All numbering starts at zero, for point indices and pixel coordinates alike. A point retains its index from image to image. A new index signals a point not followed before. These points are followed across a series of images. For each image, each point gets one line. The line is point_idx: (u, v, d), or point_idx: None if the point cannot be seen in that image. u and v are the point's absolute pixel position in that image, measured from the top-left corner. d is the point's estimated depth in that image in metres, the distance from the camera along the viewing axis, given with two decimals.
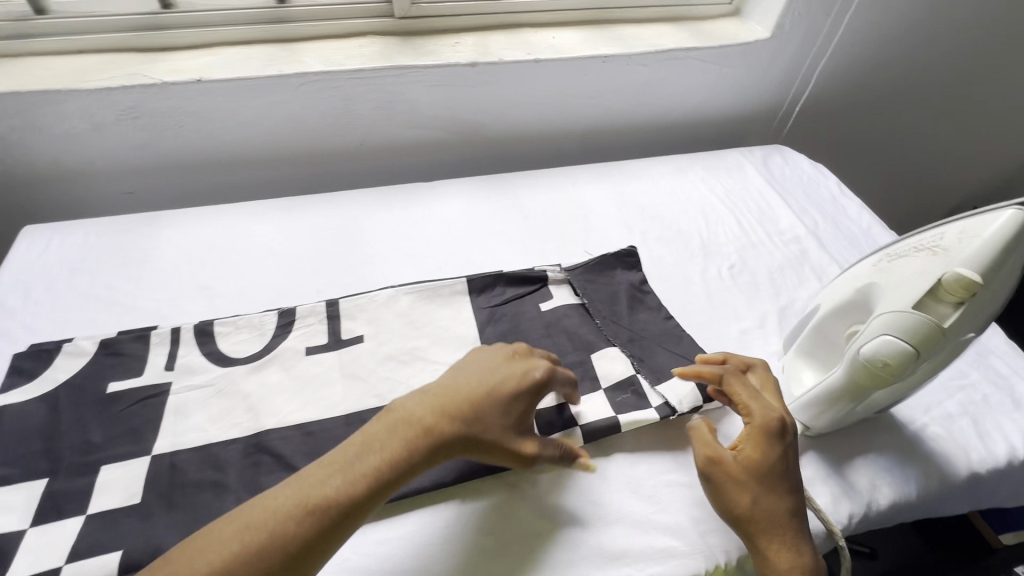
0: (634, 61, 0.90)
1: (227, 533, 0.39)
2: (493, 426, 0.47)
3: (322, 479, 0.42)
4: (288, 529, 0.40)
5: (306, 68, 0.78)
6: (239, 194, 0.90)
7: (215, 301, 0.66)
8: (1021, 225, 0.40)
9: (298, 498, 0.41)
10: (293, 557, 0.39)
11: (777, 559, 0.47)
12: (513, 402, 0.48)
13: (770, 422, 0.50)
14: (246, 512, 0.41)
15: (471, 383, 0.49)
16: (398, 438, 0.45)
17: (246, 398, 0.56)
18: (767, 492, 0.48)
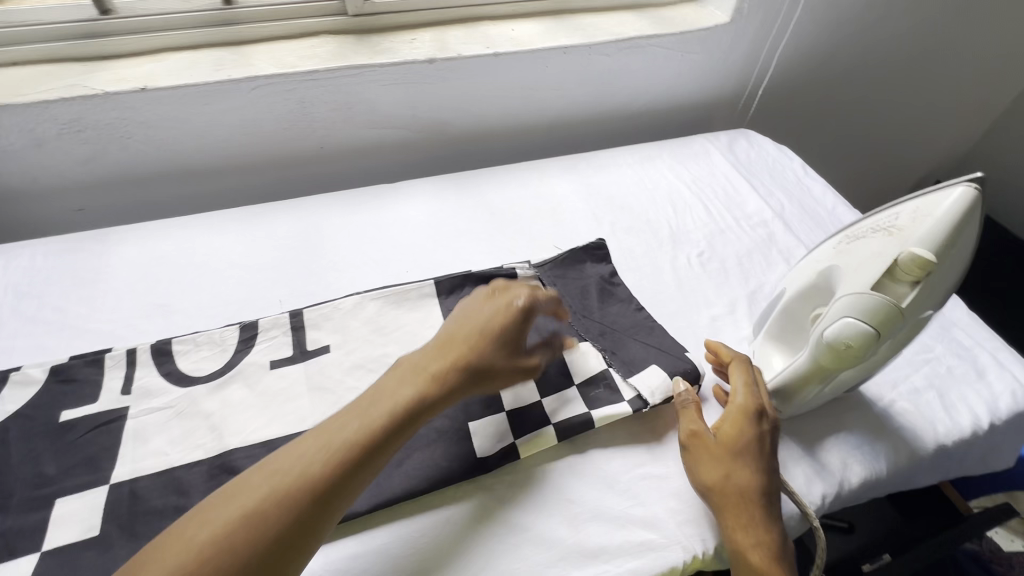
0: (595, 50, 0.89)
1: (251, 487, 0.40)
2: (496, 354, 0.51)
3: (342, 423, 0.44)
4: (318, 470, 0.41)
5: (257, 71, 0.75)
6: (197, 204, 0.87)
7: (174, 319, 0.63)
8: (971, 201, 0.40)
9: (324, 443, 0.42)
10: (327, 496, 0.41)
11: (744, 535, 0.47)
12: (508, 329, 0.52)
13: (749, 406, 0.52)
14: (266, 466, 0.41)
15: (466, 322, 0.52)
16: (410, 378, 0.48)
17: (209, 418, 0.54)
18: (741, 470, 0.49)
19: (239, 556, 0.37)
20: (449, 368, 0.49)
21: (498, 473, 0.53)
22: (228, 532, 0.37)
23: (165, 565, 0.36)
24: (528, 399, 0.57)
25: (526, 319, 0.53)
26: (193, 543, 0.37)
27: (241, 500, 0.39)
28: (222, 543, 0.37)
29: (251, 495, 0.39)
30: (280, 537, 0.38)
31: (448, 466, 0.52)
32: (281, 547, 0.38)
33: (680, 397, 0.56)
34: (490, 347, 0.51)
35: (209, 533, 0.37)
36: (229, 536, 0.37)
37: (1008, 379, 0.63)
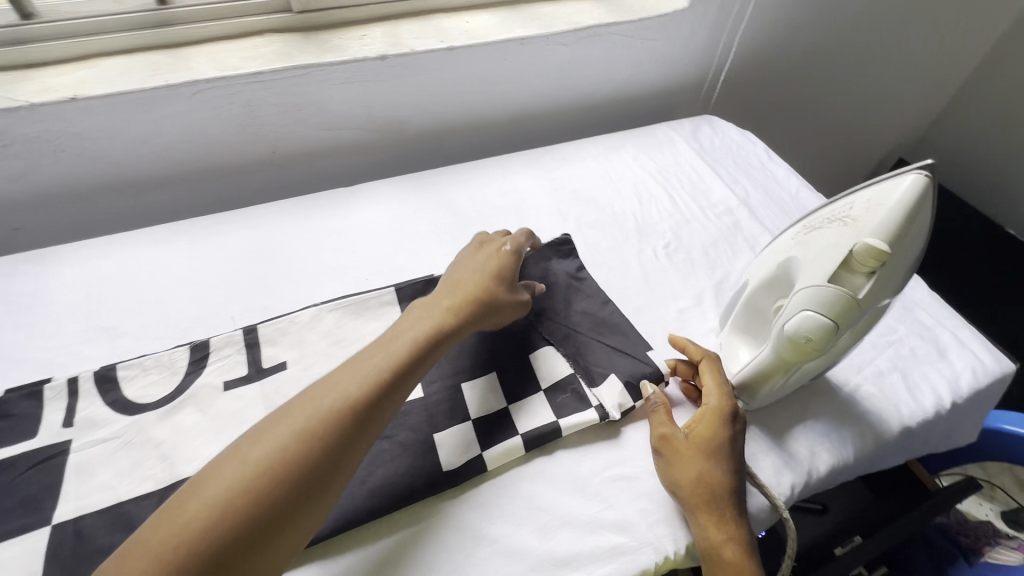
0: (553, 41, 0.87)
1: (290, 418, 0.43)
2: (498, 290, 0.57)
3: (369, 356, 0.49)
4: (354, 395, 0.45)
5: (197, 75, 0.71)
6: (145, 217, 0.82)
7: (119, 343, 0.60)
8: (923, 189, 0.40)
9: (355, 374, 0.46)
10: (363, 418, 0.44)
11: (716, 533, 0.48)
12: (505, 271, 0.59)
13: (721, 407, 0.52)
14: (302, 399, 0.44)
15: (465, 270, 0.59)
16: (426, 315, 0.53)
17: (158, 446, 0.52)
18: (713, 469, 0.49)
19: (288, 478, 0.40)
20: (460, 303, 0.54)
21: (466, 485, 0.52)
22: (273, 459, 0.40)
23: (218, 491, 0.39)
24: (495, 407, 0.56)
25: (516, 263, 0.61)
26: (241, 470, 0.40)
27: (283, 429, 0.42)
28: (269, 469, 0.40)
29: (293, 423, 0.42)
30: (326, 456, 0.42)
31: (412, 482, 0.50)
32: (324, 468, 0.41)
33: (649, 402, 0.55)
34: (491, 285, 0.57)
35: (257, 460, 0.40)
36: (275, 463, 0.40)
37: (968, 356, 0.64)
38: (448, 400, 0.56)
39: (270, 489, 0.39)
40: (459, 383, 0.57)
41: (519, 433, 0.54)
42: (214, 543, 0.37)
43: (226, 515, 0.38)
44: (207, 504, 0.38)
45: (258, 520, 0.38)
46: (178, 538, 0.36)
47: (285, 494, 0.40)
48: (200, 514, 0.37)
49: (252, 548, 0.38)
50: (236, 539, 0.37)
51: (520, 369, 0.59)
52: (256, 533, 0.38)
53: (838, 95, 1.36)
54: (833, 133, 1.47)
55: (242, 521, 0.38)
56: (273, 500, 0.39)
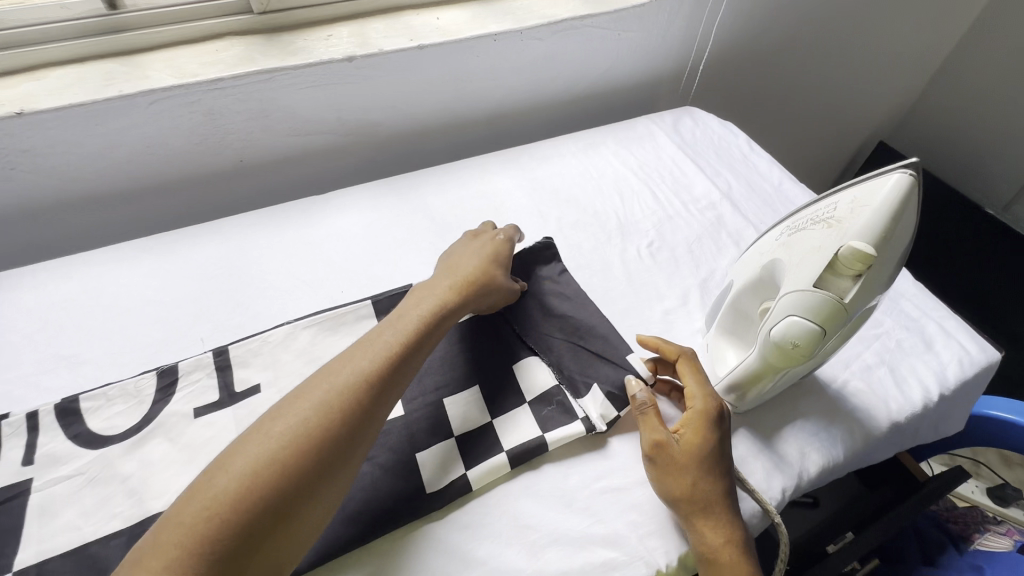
0: (527, 35, 0.84)
1: (308, 395, 0.44)
2: (496, 271, 0.60)
3: (379, 334, 0.51)
4: (369, 369, 0.47)
5: (153, 83, 0.68)
6: (109, 234, 0.79)
7: (83, 371, 0.57)
8: (908, 189, 0.38)
9: (367, 352, 0.48)
10: (378, 392, 0.46)
11: (715, 536, 0.47)
12: (500, 254, 0.62)
13: (709, 409, 0.50)
14: (318, 377, 0.46)
15: (463, 256, 0.62)
16: (430, 295, 0.56)
17: (126, 481, 0.49)
18: (706, 473, 0.49)
19: (310, 451, 0.41)
20: (461, 284, 0.57)
21: (451, 506, 0.50)
22: (294, 435, 0.42)
23: (244, 465, 0.40)
24: (479, 423, 0.54)
25: (509, 247, 0.64)
26: (265, 446, 0.41)
27: (303, 405, 0.44)
28: (292, 444, 0.41)
29: (312, 398, 0.44)
30: (346, 428, 0.43)
31: (395, 507, 0.48)
32: (343, 443, 0.43)
33: (638, 401, 0.52)
34: (489, 267, 0.60)
35: (281, 433, 0.42)
36: (296, 438, 0.41)
37: (955, 347, 0.64)
38: (430, 417, 0.54)
39: (294, 462, 0.40)
40: (441, 398, 0.55)
41: (505, 450, 0.52)
42: (245, 512, 0.38)
43: (255, 487, 0.39)
44: (235, 478, 0.39)
45: (286, 490, 0.40)
46: (210, 509, 0.38)
47: (309, 466, 0.41)
48: (229, 487, 0.39)
49: (281, 517, 0.39)
50: (266, 507, 0.39)
51: (504, 381, 0.57)
52: (283, 504, 0.39)
53: (818, 80, 1.35)
54: (814, 118, 1.46)
55: (270, 492, 0.39)
56: (298, 471, 0.40)
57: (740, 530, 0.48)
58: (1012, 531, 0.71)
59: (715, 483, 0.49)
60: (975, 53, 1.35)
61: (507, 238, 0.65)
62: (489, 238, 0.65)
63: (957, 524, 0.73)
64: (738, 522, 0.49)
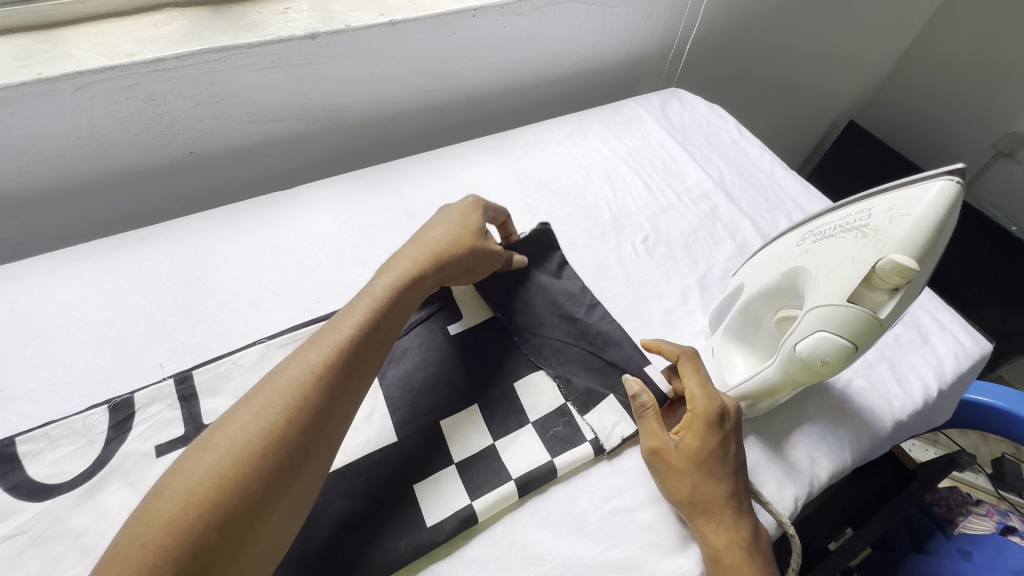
0: (509, 11, 0.77)
1: (253, 399, 0.39)
2: (464, 234, 0.55)
3: (335, 315, 0.46)
4: (319, 361, 0.41)
5: (78, 64, 0.58)
6: (40, 239, 0.69)
7: (17, 409, 0.49)
8: (952, 200, 0.37)
9: (316, 343, 0.43)
10: (330, 387, 0.41)
11: (717, 538, 0.45)
12: (469, 219, 0.56)
13: (710, 411, 0.48)
14: (265, 376, 0.40)
15: (427, 225, 0.57)
16: (391, 266, 0.51)
17: (80, 538, 0.42)
18: (707, 476, 0.46)
19: (256, 460, 0.36)
20: (424, 253, 0.52)
21: (454, 539, 0.46)
22: (236, 445, 0.36)
23: (182, 484, 0.34)
24: (481, 445, 0.50)
25: (480, 213, 0.57)
26: (205, 460, 0.35)
27: (246, 411, 0.38)
28: (232, 454, 0.35)
29: (256, 402, 0.38)
30: (298, 428, 0.38)
31: (394, 546, 0.44)
32: (296, 446, 0.37)
33: (639, 401, 0.50)
34: (455, 235, 0.54)
35: (222, 444, 0.36)
36: (240, 447, 0.36)
37: (951, 340, 0.64)
38: (425, 441, 0.49)
39: (237, 473, 0.35)
40: (437, 421, 0.51)
41: (513, 476, 0.48)
42: (182, 534, 0.32)
43: (194, 506, 0.33)
44: (173, 499, 0.33)
45: (233, 505, 0.34)
46: (147, 535, 0.32)
47: (260, 474, 0.35)
48: (166, 508, 0.33)
49: (226, 536, 0.33)
50: (210, 528, 0.33)
51: (505, 402, 0.53)
52: (230, 521, 0.34)
53: (795, 59, 1.33)
54: (788, 99, 1.45)
55: (211, 509, 0.33)
56: (245, 483, 0.35)
57: (747, 530, 0.46)
58: (993, 512, 0.72)
59: (718, 484, 0.46)
60: (942, 34, 1.36)
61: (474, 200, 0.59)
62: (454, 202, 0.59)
63: (941, 508, 0.74)
64: (748, 521, 0.46)
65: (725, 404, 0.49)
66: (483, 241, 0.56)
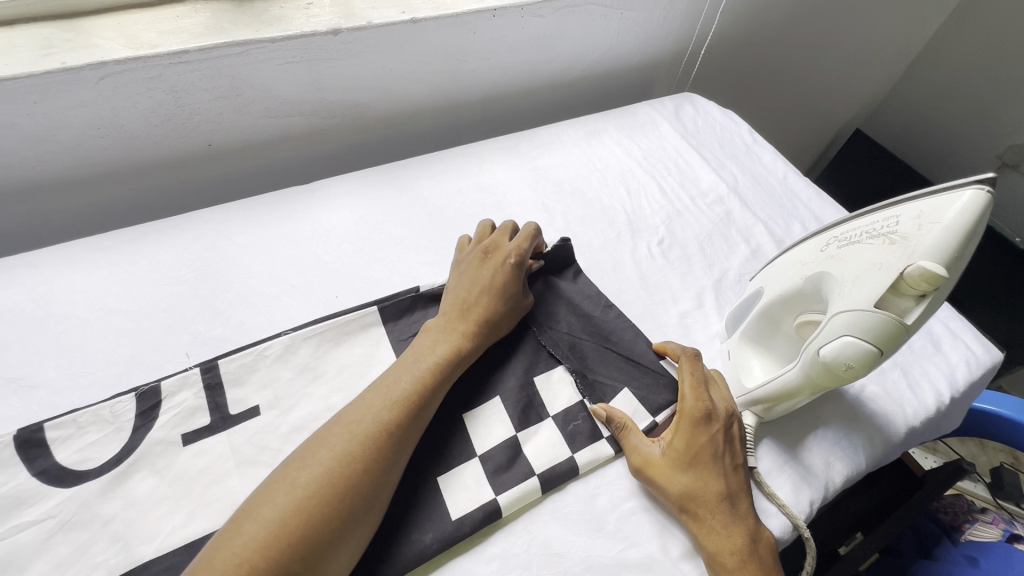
0: (529, 12, 0.77)
1: (329, 442, 0.42)
2: (509, 298, 0.56)
3: (395, 380, 0.47)
4: (387, 416, 0.44)
5: (102, 54, 0.58)
6: (57, 229, 0.69)
7: (38, 397, 0.49)
8: (982, 209, 0.38)
9: (385, 396, 0.46)
10: (400, 438, 0.44)
11: (712, 542, 0.45)
12: (514, 277, 0.57)
13: (695, 411, 0.49)
14: (338, 421, 0.44)
15: (471, 284, 0.56)
16: (442, 339, 0.52)
17: (108, 524, 0.43)
18: (697, 478, 0.47)
19: (337, 499, 0.39)
20: (474, 320, 0.53)
21: (475, 534, 0.46)
22: (319, 483, 0.40)
23: (270, 514, 0.38)
24: (502, 441, 0.50)
25: (521, 268, 0.58)
26: (292, 495, 0.39)
27: (326, 452, 0.42)
28: (316, 491, 0.39)
29: (333, 446, 0.42)
30: (370, 476, 0.42)
31: (420, 539, 0.44)
32: (369, 490, 0.41)
33: (614, 423, 0.51)
34: (501, 299, 0.55)
35: (305, 483, 0.40)
36: (323, 486, 0.40)
37: (962, 349, 0.64)
38: (444, 434, 0.50)
39: (321, 509, 0.39)
40: (459, 414, 0.51)
41: (535, 473, 0.49)
42: (272, 559, 0.36)
43: (282, 534, 0.37)
44: (264, 526, 0.37)
45: (316, 536, 0.38)
46: (241, 556, 0.36)
47: (339, 512, 0.39)
48: (257, 534, 0.37)
49: (308, 565, 0.37)
50: (294, 556, 0.37)
51: (526, 395, 0.53)
52: (310, 549, 0.37)
53: (805, 67, 1.34)
54: (796, 106, 1.46)
55: (296, 538, 0.37)
56: (326, 517, 0.39)
57: (743, 532, 0.46)
58: (998, 519, 0.74)
59: (709, 486, 0.47)
60: (950, 45, 1.37)
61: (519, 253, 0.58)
62: (500, 253, 0.58)
63: (948, 514, 0.75)
64: (745, 523, 0.46)
65: (714, 409, 0.50)
66: (524, 299, 0.57)
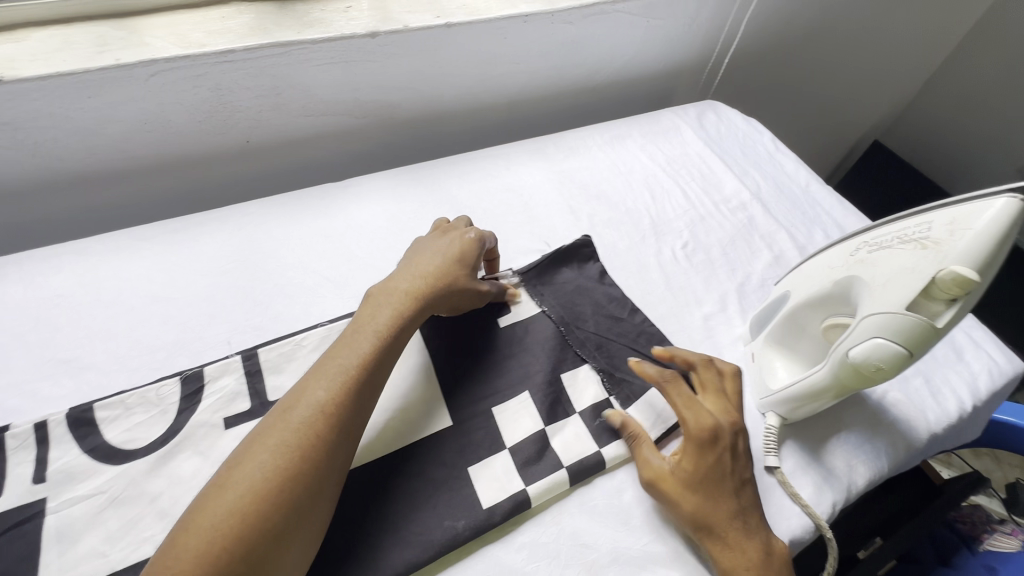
0: (558, 18, 0.79)
1: (266, 437, 0.40)
2: (460, 272, 0.55)
3: (334, 358, 0.46)
4: (326, 399, 0.43)
5: (154, 52, 0.60)
6: (99, 220, 0.71)
7: (87, 378, 0.52)
8: (1013, 217, 0.39)
9: (322, 378, 0.44)
10: (339, 422, 0.42)
11: (724, 559, 0.45)
12: (468, 254, 0.57)
13: (701, 432, 0.48)
14: (273, 414, 0.42)
15: (425, 255, 0.56)
16: (385, 307, 0.51)
17: (155, 501, 0.45)
18: (708, 497, 0.47)
19: (274, 495, 0.38)
20: (419, 289, 0.53)
21: (506, 523, 0.48)
22: (256, 482, 0.38)
23: (209, 518, 0.36)
24: (532, 433, 0.52)
25: (479, 248, 0.58)
26: (228, 496, 0.37)
27: (262, 447, 0.40)
28: (254, 491, 0.37)
29: (269, 440, 0.40)
30: (308, 464, 0.40)
31: (453, 526, 0.46)
32: (311, 480, 0.39)
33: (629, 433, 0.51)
34: (454, 272, 0.55)
35: (242, 481, 0.38)
36: (260, 483, 0.38)
37: (984, 358, 0.65)
38: (474, 428, 0.51)
39: (257, 508, 0.37)
40: (490, 407, 0.53)
41: (564, 466, 0.50)
42: (212, 563, 0.35)
43: (219, 539, 0.35)
44: (200, 532, 0.36)
45: (256, 537, 0.36)
46: (177, 564, 0.34)
47: (277, 507, 0.37)
48: (194, 540, 0.35)
49: (252, 565, 0.36)
50: (234, 558, 0.35)
51: (554, 389, 0.55)
52: (252, 550, 0.36)
53: (825, 77, 1.35)
54: (815, 117, 1.47)
55: (234, 541, 0.36)
56: (263, 515, 0.37)
57: (757, 549, 0.45)
58: (1017, 531, 0.74)
59: (720, 505, 0.47)
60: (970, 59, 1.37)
61: (477, 233, 0.59)
62: (459, 233, 0.59)
63: (966, 524, 0.76)
64: (759, 539, 0.46)
65: (718, 425, 0.49)
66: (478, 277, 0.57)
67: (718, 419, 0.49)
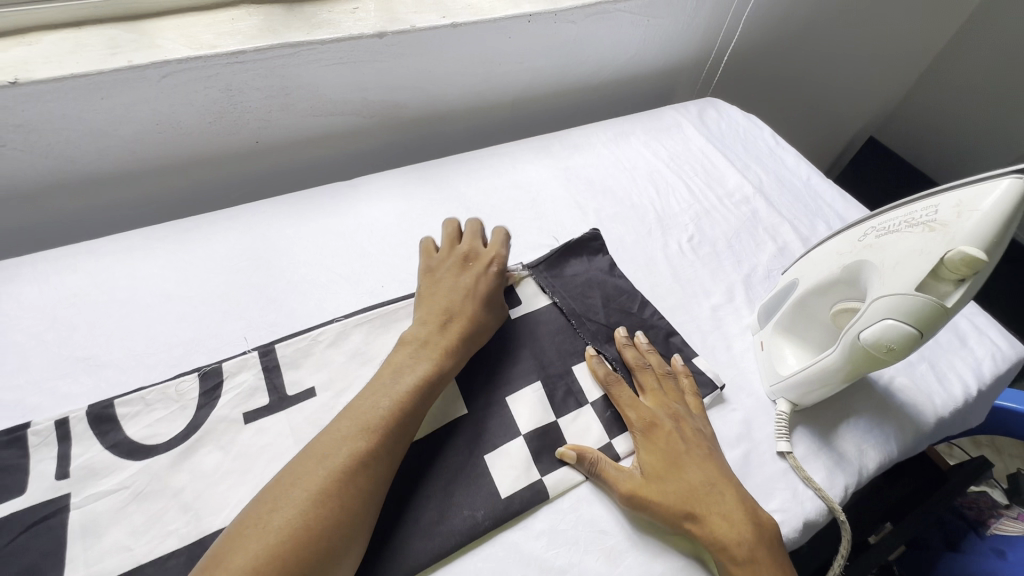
0: (561, 18, 0.81)
1: (301, 481, 0.41)
2: (490, 310, 0.57)
3: (369, 405, 0.46)
4: (365, 449, 0.43)
5: (167, 54, 0.61)
6: (110, 221, 0.72)
7: (106, 375, 0.52)
8: (1018, 197, 0.40)
9: (357, 424, 0.45)
10: (377, 469, 0.43)
11: (722, 536, 0.45)
12: (494, 291, 0.58)
13: (643, 418, 0.51)
14: (304, 456, 0.43)
15: (450, 292, 0.56)
16: (423, 355, 0.51)
17: (179, 495, 0.45)
18: (679, 478, 0.48)
19: (313, 540, 0.38)
20: (456, 334, 0.53)
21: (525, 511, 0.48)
22: (294, 526, 0.39)
23: (244, 559, 0.37)
24: (546, 424, 0.53)
25: (502, 282, 0.59)
26: (264, 541, 0.38)
27: (298, 492, 0.40)
28: (292, 534, 0.38)
29: (307, 486, 0.41)
30: (347, 510, 0.41)
31: (473, 515, 0.46)
32: (350, 523, 0.40)
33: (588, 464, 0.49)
34: (485, 311, 0.56)
35: (280, 526, 0.38)
36: (297, 529, 0.38)
37: (988, 343, 0.66)
38: (490, 420, 0.52)
39: (297, 553, 0.38)
40: (504, 398, 0.54)
41: None
42: None
43: None
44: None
45: None
46: None
47: (318, 551, 0.38)
48: None
49: None
50: None
51: (565, 380, 0.56)
52: None
53: (820, 75, 1.37)
54: (811, 114, 1.49)
55: None
56: (304, 559, 0.38)
57: (744, 519, 0.46)
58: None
59: (691, 481, 0.48)
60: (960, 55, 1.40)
61: (499, 266, 0.60)
62: (480, 266, 0.59)
63: (972, 510, 0.77)
64: (742, 509, 0.47)
65: (659, 412, 0.52)
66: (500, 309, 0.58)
67: (659, 407, 0.52)
